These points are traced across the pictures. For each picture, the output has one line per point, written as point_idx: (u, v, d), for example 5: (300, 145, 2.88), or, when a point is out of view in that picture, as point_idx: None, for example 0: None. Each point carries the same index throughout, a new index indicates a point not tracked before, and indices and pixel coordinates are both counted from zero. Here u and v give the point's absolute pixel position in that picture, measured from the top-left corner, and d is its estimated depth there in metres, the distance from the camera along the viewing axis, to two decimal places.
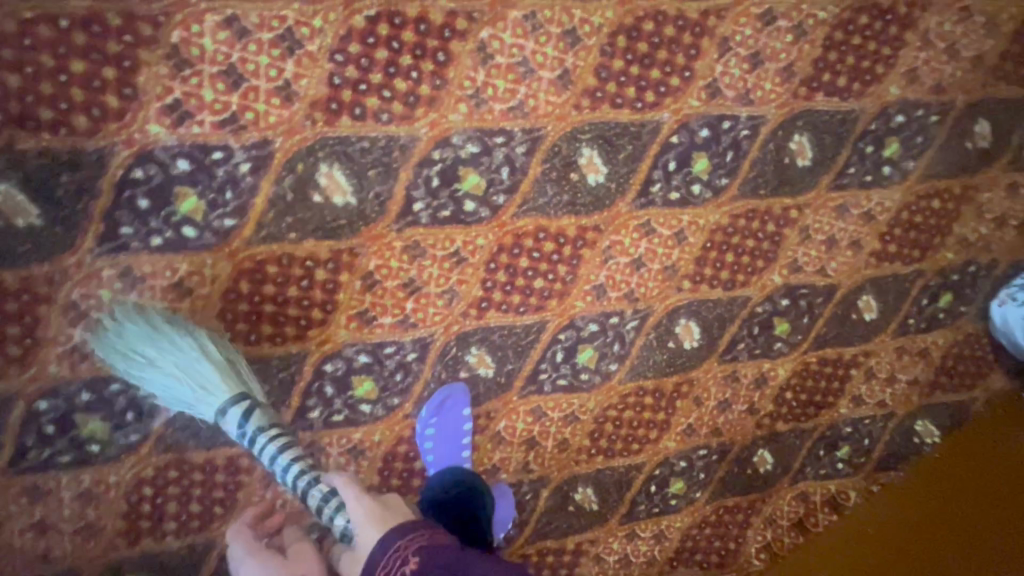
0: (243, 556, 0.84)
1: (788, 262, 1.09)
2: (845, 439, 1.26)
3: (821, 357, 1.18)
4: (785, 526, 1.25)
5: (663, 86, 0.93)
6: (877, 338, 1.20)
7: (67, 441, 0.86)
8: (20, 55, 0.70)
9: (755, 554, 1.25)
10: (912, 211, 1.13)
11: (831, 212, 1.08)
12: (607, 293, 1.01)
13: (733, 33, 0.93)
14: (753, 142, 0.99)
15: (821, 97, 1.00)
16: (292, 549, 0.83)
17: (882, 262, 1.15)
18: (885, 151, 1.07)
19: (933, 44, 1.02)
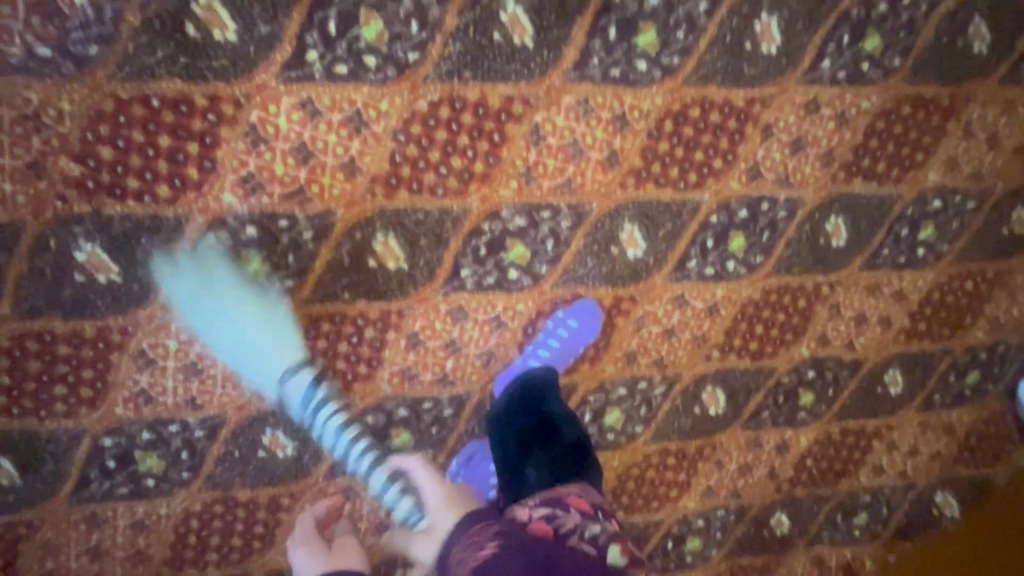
0: (297, 541, 0.89)
1: (817, 336, 1.12)
2: (862, 507, 1.27)
3: (844, 428, 1.20)
4: None
5: (706, 168, 0.96)
6: (902, 412, 1.22)
7: (126, 476, 0.92)
8: (115, 130, 0.76)
9: None
10: (944, 291, 1.14)
11: (862, 290, 1.10)
12: (637, 359, 1.05)
13: (777, 120, 0.96)
14: (790, 222, 1.02)
15: (859, 181, 1.02)
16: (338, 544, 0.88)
17: (910, 340, 1.16)
18: (921, 233, 1.08)
19: (974, 134, 1.04)
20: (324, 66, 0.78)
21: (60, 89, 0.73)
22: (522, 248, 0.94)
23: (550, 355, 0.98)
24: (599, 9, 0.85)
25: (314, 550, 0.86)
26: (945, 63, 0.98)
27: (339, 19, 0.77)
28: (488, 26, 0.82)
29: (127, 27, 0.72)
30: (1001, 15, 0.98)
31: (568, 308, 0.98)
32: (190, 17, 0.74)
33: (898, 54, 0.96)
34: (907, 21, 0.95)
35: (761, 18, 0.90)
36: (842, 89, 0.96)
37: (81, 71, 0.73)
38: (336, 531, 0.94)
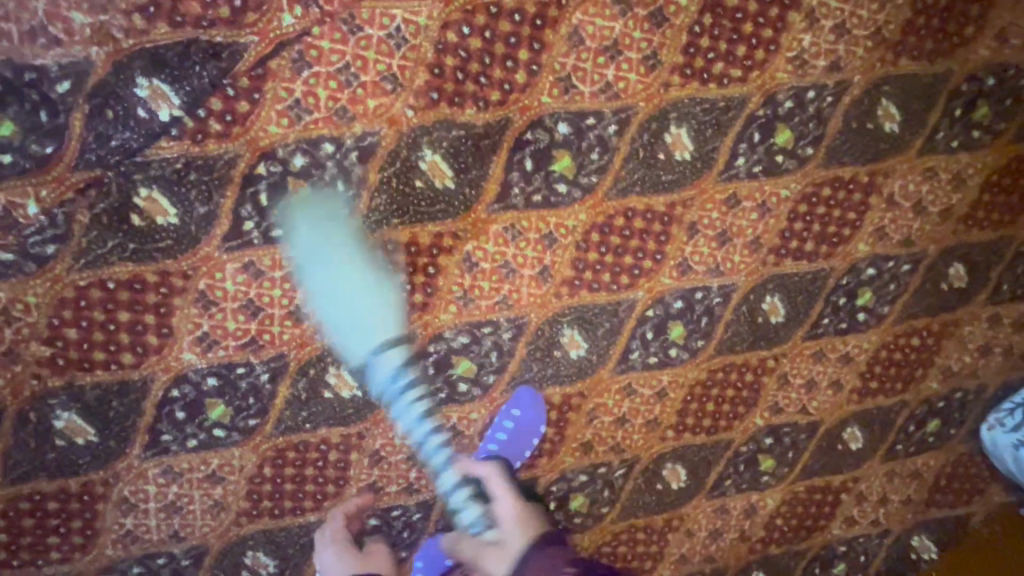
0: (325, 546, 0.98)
1: (770, 405, 1.15)
2: (840, 558, 1.30)
3: (810, 486, 1.23)
4: None
5: (637, 268, 1.01)
6: (867, 465, 1.24)
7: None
8: (78, 313, 0.84)
9: None
10: (891, 349, 1.17)
11: (808, 358, 1.14)
12: (594, 447, 1.10)
13: (700, 218, 1.01)
14: (725, 306, 1.07)
15: (789, 261, 1.07)
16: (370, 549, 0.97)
17: (864, 397, 1.19)
18: (859, 300, 1.12)
19: (898, 204, 1.07)
20: (261, 232, 0.86)
21: (26, 286, 0.81)
22: (467, 362, 0.99)
23: (505, 440, 1.03)
24: (512, 145, 0.91)
25: (348, 553, 0.95)
26: (857, 144, 1.02)
27: (270, 190, 0.85)
28: (410, 175, 0.89)
29: (79, 225, 0.80)
30: (907, 94, 1.01)
31: (511, 401, 1.03)
32: (135, 208, 0.81)
33: (810, 143, 1.00)
34: (815, 112, 0.99)
35: (671, 129, 0.95)
36: (760, 181, 1.01)
37: (43, 267, 0.81)
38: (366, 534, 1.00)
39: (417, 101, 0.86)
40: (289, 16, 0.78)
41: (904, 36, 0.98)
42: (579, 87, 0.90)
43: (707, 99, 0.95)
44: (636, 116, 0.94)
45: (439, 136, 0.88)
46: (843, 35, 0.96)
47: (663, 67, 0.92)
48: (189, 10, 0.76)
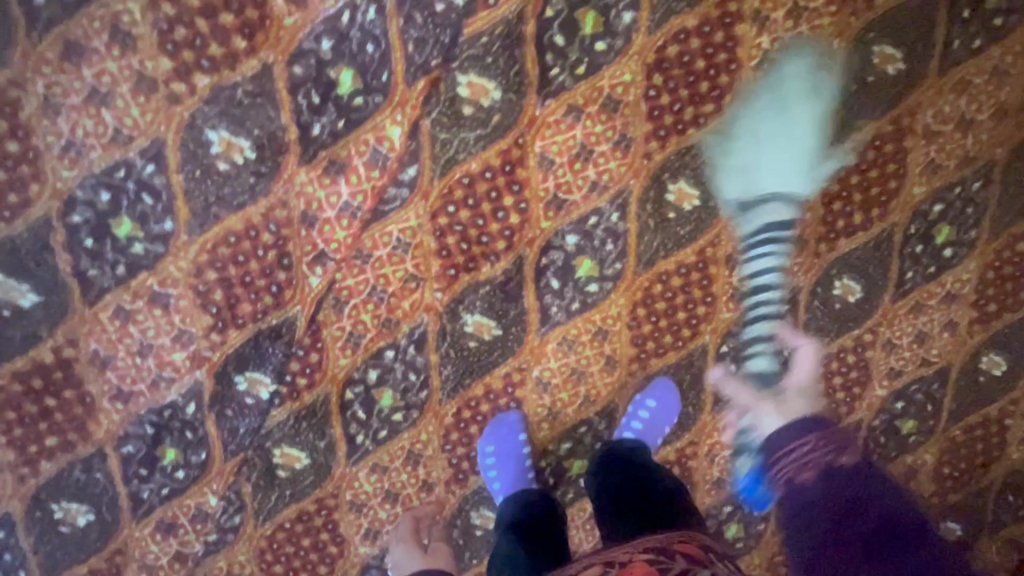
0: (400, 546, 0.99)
1: (886, 373, 1.11)
2: None
3: (967, 426, 1.17)
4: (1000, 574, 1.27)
5: (695, 318, 1.03)
6: (1021, 383, 1.16)
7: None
8: (276, 552, 1.04)
9: None
10: (998, 267, 1.08)
11: (907, 316, 1.08)
12: (726, 480, 1.14)
13: (734, 248, 1.00)
14: (797, 309, 1.05)
15: (844, 240, 1.02)
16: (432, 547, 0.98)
17: (989, 323, 1.11)
18: (938, 239, 1.05)
19: (939, 132, 0.99)
20: (370, 437, 1.00)
21: (234, 550, 1.02)
22: (580, 461, 1.08)
23: (648, 416, 1.02)
24: (535, 275, 0.96)
25: (414, 552, 0.97)
26: (867, 102, 0.95)
27: (363, 405, 0.98)
28: (462, 341, 0.98)
29: (247, 494, 1.00)
30: (900, 28, 0.93)
31: (648, 391, 1.03)
32: (277, 465, 0.99)
33: (815, 127, 0.95)
34: (806, 98, 0.94)
35: (671, 188, 0.96)
36: None
37: (239, 533, 1.02)
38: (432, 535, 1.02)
39: (441, 284, 0.94)
40: (314, 278, 0.91)
41: None
42: (569, 197, 0.94)
43: (692, 145, 0.94)
44: (633, 195, 0.95)
45: (473, 301, 0.96)
46: (800, 15, 0.90)
47: (638, 141, 0.92)
48: (245, 311, 0.91)
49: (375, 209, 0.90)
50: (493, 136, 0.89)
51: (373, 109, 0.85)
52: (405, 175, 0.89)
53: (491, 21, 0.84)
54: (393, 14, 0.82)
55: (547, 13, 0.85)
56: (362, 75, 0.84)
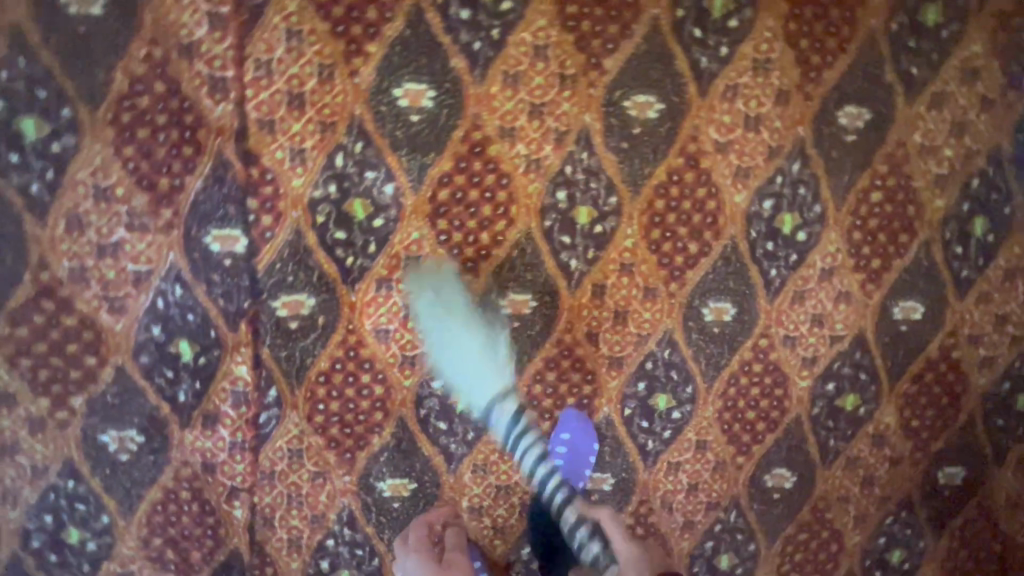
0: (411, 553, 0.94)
1: (801, 365, 1.10)
2: (1011, 394, 1.17)
3: (912, 376, 1.14)
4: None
5: (586, 398, 1.07)
6: (947, 315, 1.11)
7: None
8: None
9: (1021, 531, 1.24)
10: (860, 225, 1.05)
11: (792, 307, 1.07)
12: (694, 519, 1.15)
13: (590, 323, 1.04)
14: (679, 348, 1.07)
15: (691, 271, 1.03)
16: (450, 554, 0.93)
17: (881, 278, 1.08)
18: (784, 230, 1.04)
19: (730, 141, 0.98)
20: None
21: None
22: None
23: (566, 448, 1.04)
24: (422, 424, 1.04)
25: (427, 560, 0.91)
26: (645, 151, 0.97)
27: None
28: (388, 505, 1.06)
29: None
30: (641, 74, 0.94)
31: (561, 426, 1.06)
32: None
33: (607, 195, 0.98)
34: (586, 175, 0.97)
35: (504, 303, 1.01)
36: (602, 257, 1.01)
37: None
38: (448, 543, 0.96)
39: (345, 469, 1.03)
40: (237, 510, 1.02)
41: (588, 51, 0.92)
42: (417, 351, 1.01)
43: (503, 260, 0.99)
44: None
45: (380, 471, 1.04)
46: (541, 111, 0.94)
47: (452, 280, 0.98)
48: (196, 558, 1.03)
49: (258, 435, 0.99)
50: (326, 334, 0.98)
51: (217, 361, 0.96)
52: (269, 397, 0.99)
53: (276, 250, 0.93)
54: (196, 283, 0.93)
55: (318, 220, 0.93)
56: (195, 340, 0.95)
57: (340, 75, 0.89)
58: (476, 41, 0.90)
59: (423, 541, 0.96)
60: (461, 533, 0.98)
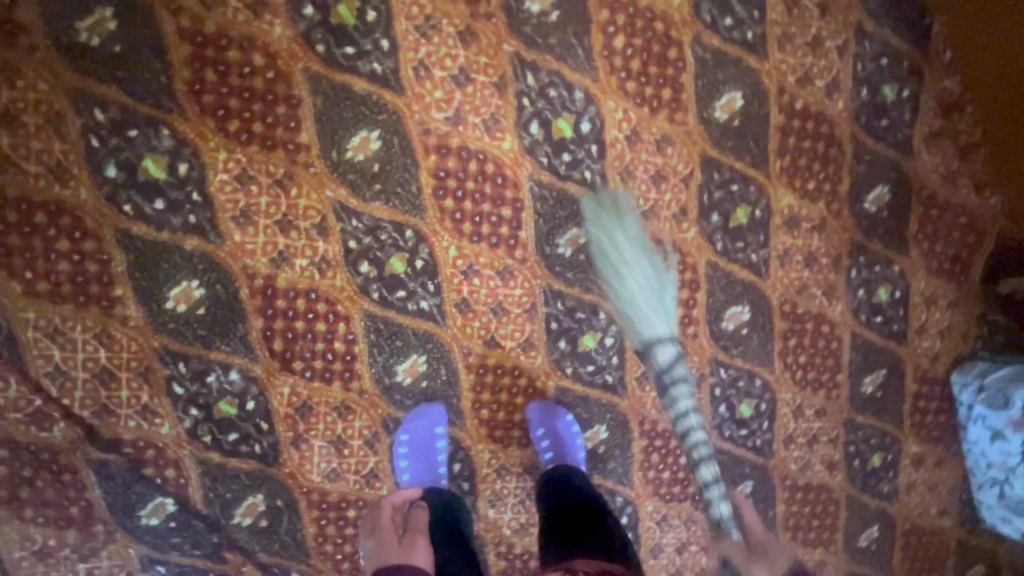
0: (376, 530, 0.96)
1: (677, 222, 1.09)
2: (875, 94, 1.12)
3: (777, 151, 1.10)
4: (953, 163, 1.19)
5: (529, 387, 1.10)
6: (764, 81, 1.07)
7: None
8: None
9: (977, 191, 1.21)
10: (628, 75, 1.01)
11: (629, 185, 1.05)
12: (694, 399, 1.18)
13: (481, 334, 1.05)
14: (567, 293, 1.07)
15: (522, 229, 1.02)
16: (407, 537, 0.92)
17: (682, 100, 1.04)
18: (568, 135, 1.00)
19: (460, 106, 0.95)
20: None
21: None
22: None
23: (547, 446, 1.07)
24: None
25: (386, 541, 0.92)
26: (399, 176, 0.95)
27: None
28: None
29: None
30: (340, 122, 0.92)
31: (534, 421, 1.08)
32: None
33: (402, 233, 0.98)
34: (371, 234, 0.97)
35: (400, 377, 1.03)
36: (443, 280, 1.01)
37: None
38: (417, 520, 0.96)
39: None
40: None
41: (281, 144, 0.91)
42: (371, 463, 1.05)
43: (369, 347, 1.01)
44: (393, 409, 1.05)
45: None
46: (291, 219, 0.93)
47: (347, 394, 1.02)
48: None
49: None
50: (293, 508, 1.03)
51: None
52: None
53: (199, 485, 0.99)
54: (167, 554, 1.00)
55: (208, 440, 0.98)
56: None
57: (117, 330, 0.91)
58: (190, 213, 0.90)
59: (382, 522, 0.98)
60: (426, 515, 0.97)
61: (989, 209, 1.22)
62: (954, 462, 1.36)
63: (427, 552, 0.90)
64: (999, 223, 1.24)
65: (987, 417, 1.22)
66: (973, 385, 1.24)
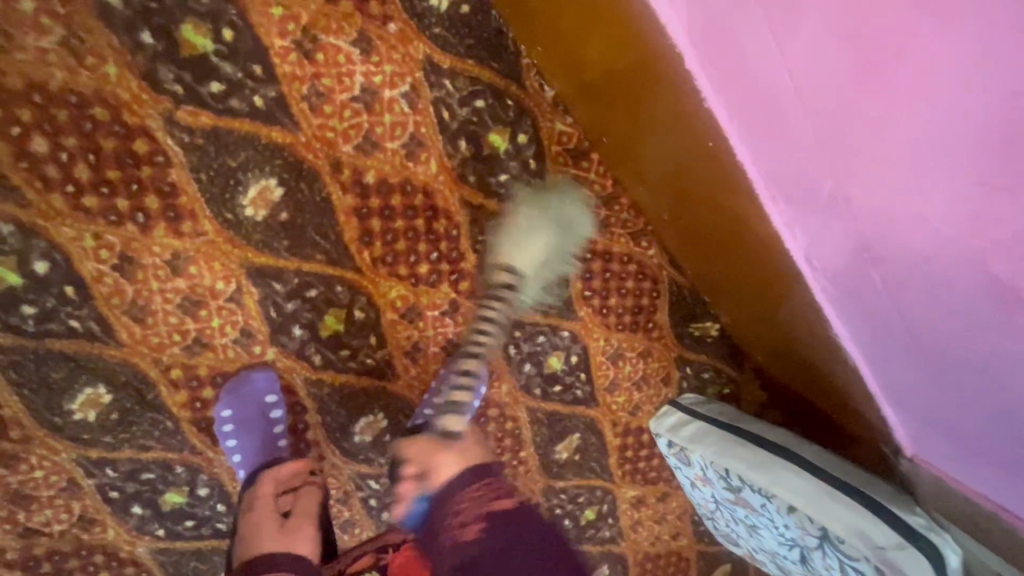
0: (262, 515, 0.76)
1: (245, 347, 0.84)
2: (482, 148, 0.84)
3: (360, 240, 0.83)
4: (611, 223, 0.95)
5: (111, 559, 0.91)
6: (308, 159, 0.77)
7: None
8: None
9: (648, 246, 0.99)
10: (80, 188, 0.70)
11: (150, 324, 0.79)
12: (344, 515, 1.02)
13: (9, 526, 0.84)
14: (116, 457, 0.84)
15: (4, 408, 0.77)
16: (288, 523, 0.74)
17: (183, 205, 0.74)
18: (18, 282, 0.72)
19: None
20: None
21: None
22: None
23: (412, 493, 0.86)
24: None
25: (304, 517, 0.76)
26: None
27: None
28: None
29: None
30: None
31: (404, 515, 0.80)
32: None
33: None
34: None
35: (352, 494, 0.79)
36: None
37: None
38: (298, 505, 0.79)
39: None
40: None
41: None
42: None
43: None
44: None
45: None
46: None
47: None
48: None
49: None
50: None
51: None
52: None
53: None
54: None
55: None
56: None
57: None
58: None
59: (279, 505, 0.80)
60: (312, 499, 0.80)
61: (666, 266, 1.02)
62: (679, 492, 1.29)
63: (311, 540, 0.73)
64: (683, 278, 1.04)
65: (681, 469, 1.08)
66: (662, 439, 1.07)
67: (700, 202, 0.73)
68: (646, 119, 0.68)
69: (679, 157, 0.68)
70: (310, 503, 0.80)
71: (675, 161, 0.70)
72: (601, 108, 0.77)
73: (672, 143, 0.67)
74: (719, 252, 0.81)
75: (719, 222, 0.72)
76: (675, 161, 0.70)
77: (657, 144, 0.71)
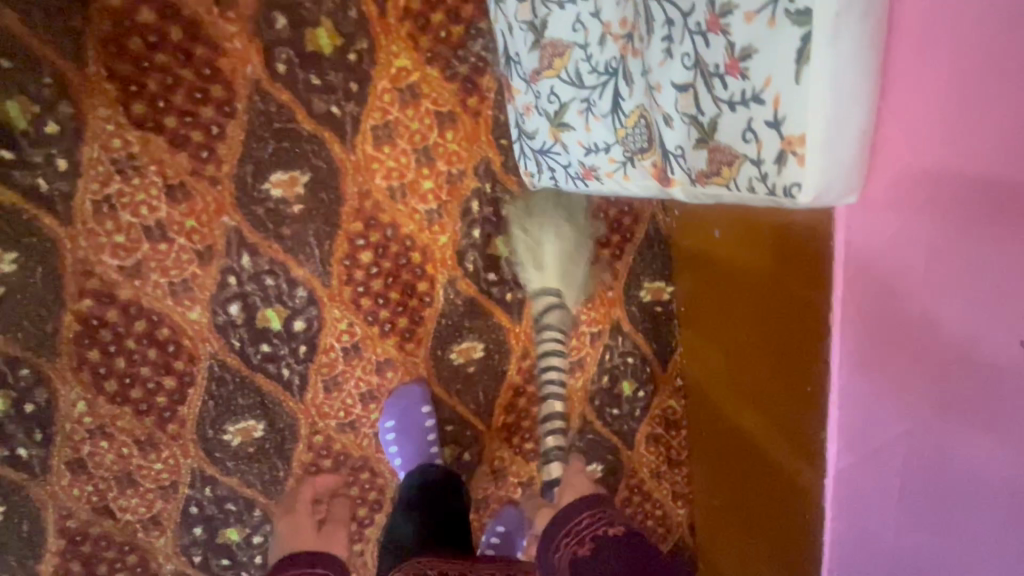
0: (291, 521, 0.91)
1: (378, 445, 1.00)
2: (614, 386, 1.12)
3: (505, 407, 1.05)
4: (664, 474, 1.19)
5: (138, 565, 0.94)
6: (511, 341, 1.02)
7: None
8: None
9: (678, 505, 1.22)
10: (366, 290, 0.92)
11: (331, 396, 0.96)
12: None
13: (93, 496, 0.89)
14: (221, 480, 0.94)
15: (183, 404, 0.89)
16: (326, 527, 0.91)
17: (418, 332, 0.96)
18: (275, 327, 0.89)
19: (143, 262, 0.81)
20: None
21: None
22: None
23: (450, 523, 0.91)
24: None
25: (331, 530, 0.91)
26: (33, 311, 0.79)
27: None
28: None
29: None
30: None
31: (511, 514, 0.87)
32: None
33: (19, 371, 0.81)
34: None
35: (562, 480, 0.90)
36: (59, 431, 0.85)
37: None
38: (335, 511, 0.94)
39: None
40: None
41: None
42: None
43: None
44: None
45: None
46: None
47: None
48: None
49: None
50: None
51: None
52: None
53: None
54: None
55: None
56: None
57: None
58: None
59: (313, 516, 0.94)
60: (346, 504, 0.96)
61: (683, 525, 1.23)
62: None
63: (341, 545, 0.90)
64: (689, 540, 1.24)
65: None
66: None
67: (750, 521, 0.98)
68: (744, 452, 0.96)
69: (753, 491, 0.95)
70: (342, 510, 0.95)
71: (748, 490, 0.97)
72: (718, 405, 1.03)
73: (752, 481, 0.95)
74: (739, 551, 1.05)
75: (757, 544, 0.96)
76: (748, 488, 0.97)
77: (740, 468, 0.99)
